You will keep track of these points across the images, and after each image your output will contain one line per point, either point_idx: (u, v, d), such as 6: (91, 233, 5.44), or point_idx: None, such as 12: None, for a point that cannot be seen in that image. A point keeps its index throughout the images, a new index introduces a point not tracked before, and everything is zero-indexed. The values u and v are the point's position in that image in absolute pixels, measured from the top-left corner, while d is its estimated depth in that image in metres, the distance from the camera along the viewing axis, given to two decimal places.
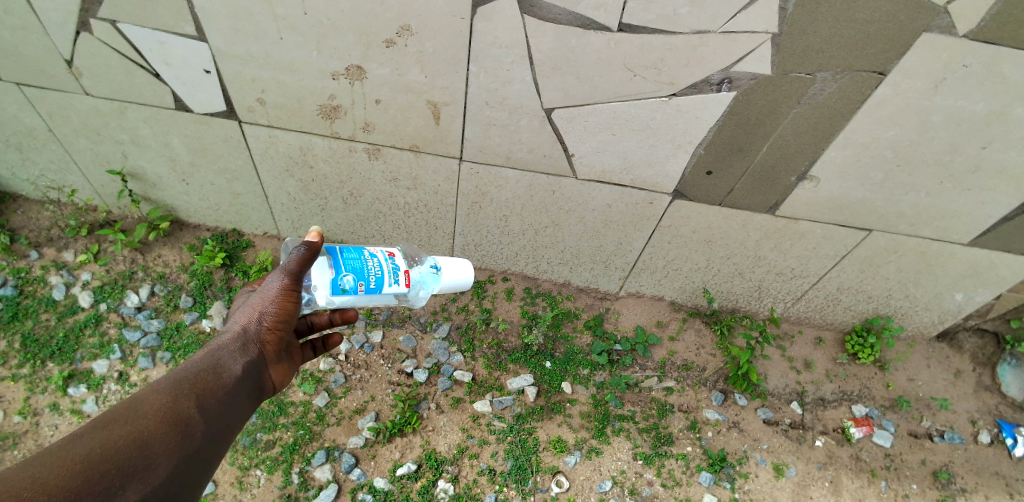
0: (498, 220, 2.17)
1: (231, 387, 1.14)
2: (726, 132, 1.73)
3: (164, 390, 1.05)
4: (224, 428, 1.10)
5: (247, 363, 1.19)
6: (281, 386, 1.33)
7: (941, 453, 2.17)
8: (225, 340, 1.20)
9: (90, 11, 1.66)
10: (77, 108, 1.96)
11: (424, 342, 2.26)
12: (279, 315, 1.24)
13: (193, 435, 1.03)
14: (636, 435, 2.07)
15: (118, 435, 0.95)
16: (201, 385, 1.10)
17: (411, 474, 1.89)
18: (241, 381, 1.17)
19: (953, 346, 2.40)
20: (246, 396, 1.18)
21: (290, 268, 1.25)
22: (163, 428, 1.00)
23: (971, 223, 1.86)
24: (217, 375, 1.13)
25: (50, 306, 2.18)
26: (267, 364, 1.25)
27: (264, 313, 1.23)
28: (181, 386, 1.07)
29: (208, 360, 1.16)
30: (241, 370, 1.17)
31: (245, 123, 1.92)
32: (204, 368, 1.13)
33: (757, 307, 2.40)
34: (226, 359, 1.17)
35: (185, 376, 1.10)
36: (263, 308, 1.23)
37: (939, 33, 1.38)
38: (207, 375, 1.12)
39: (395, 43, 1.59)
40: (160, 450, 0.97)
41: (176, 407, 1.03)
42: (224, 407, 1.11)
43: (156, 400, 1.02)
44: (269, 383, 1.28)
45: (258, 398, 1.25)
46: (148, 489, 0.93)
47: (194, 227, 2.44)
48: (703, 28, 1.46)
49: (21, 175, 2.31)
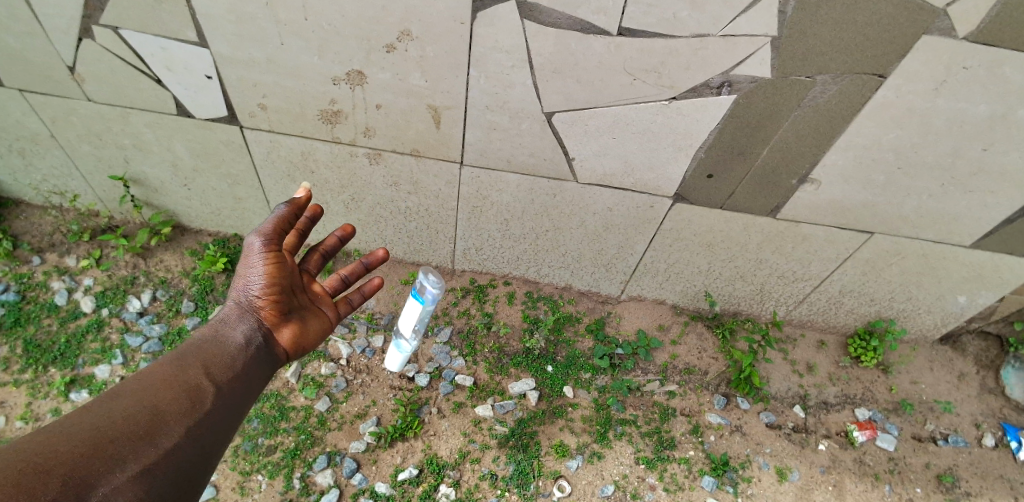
0: (500, 223, 2.16)
1: (235, 355, 1.20)
2: (726, 135, 1.73)
3: (170, 362, 1.12)
4: (235, 396, 1.14)
5: (246, 330, 1.26)
6: (295, 351, 1.37)
7: (945, 456, 2.16)
8: (226, 313, 1.29)
9: (93, 17, 1.67)
10: (79, 114, 1.97)
11: (426, 346, 2.26)
12: (265, 278, 1.29)
13: (203, 401, 1.07)
14: (639, 439, 2.07)
15: (129, 403, 1.00)
16: (205, 356, 1.16)
17: (413, 479, 1.88)
18: (243, 348, 1.23)
19: (956, 348, 2.40)
20: (253, 361, 1.23)
21: (264, 230, 1.29)
22: (172, 395, 1.05)
23: (975, 224, 1.85)
24: (220, 344, 1.21)
25: (52, 311, 2.18)
26: (269, 329, 1.31)
27: (250, 281, 1.29)
28: (186, 358, 1.14)
29: (211, 332, 1.24)
30: (240, 338, 1.24)
31: (247, 128, 1.92)
32: (206, 339, 1.21)
33: (759, 310, 2.39)
34: (226, 329, 1.25)
35: (189, 349, 1.17)
36: (249, 276, 1.29)
37: (939, 36, 1.38)
38: (211, 346, 1.20)
39: (396, 47, 1.60)
40: (171, 416, 1.02)
41: (184, 375, 1.10)
42: (232, 373, 1.17)
43: (165, 370, 1.09)
44: (280, 349, 1.32)
45: (272, 365, 1.30)
46: (161, 454, 0.97)
47: (196, 232, 2.44)
48: (703, 32, 1.47)
49: (24, 181, 2.31)
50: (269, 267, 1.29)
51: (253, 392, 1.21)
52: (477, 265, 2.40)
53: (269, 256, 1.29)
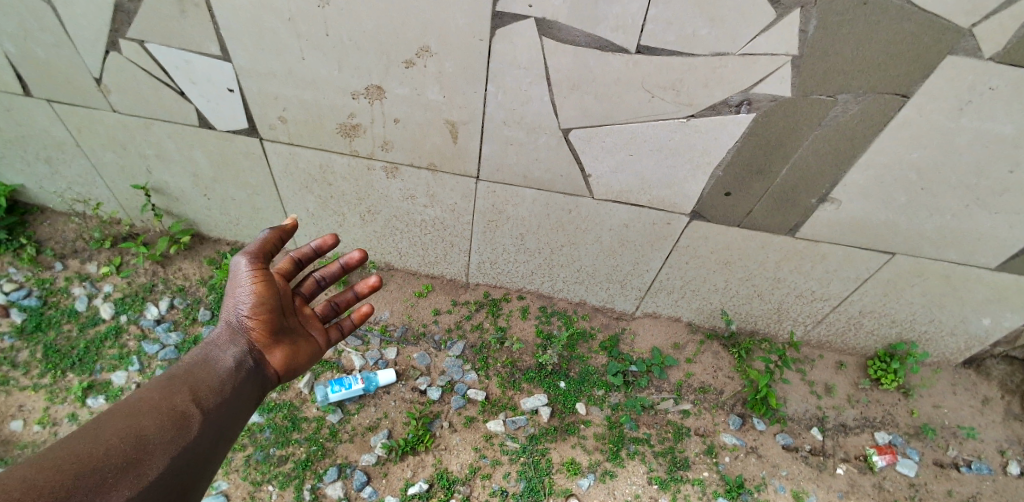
0: (514, 238, 2.16)
1: (224, 378, 1.23)
2: (744, 154, 1.71)
3: (157, 389, 1.14)
4: (222, 418, 1.16)
5: (236, 353, 1.29)
6: (286, 373, 1.40)
7: (968, 483, 2.10)
8: (215, 337, 1.32)
9: (120, 31, 1.71)
10: (105, 124, 2.01)
11: (438, 359, 2.25)
12: (253, 299, 1.34)
13: (190, 425, 1.09)
14: (652, 459, 2.03)
15: (114, 431, 1.02)
16: (194, 379, 1.19)
17: (423, 494, 1.87)
18: (232, 371, 1.25)
19: (980, 372, 2.33)
20: (242, 383, 1.26)
21: (252, 251, 1.35)
22: (159, 420, 1.07)
23: (1000, 247, 1.81)
24: (208, 367, 1.23)
25: (72, 317, 2.21)
26: (259, 351, 1.34)
27: (240, 303, 1.33)
28: (173, 384, 1.16)
29: (200, 356, 1.27)
30: (230, 361, 1.27)
31: (266, 140, 1.95)
32: (195, 363, 1.24)
33: (776, 330, 2.36)
34: (216, 353, 1.28)
35: (177, 374, 1.19)
36: (238, 298, 1.33)
37: (964, 56, 1.36)
38: (200, 370, 1.22)
39: (415, 63, 1.62)
40: (157, 441, 1.04)
41: (171, 401, 1.11)
42: (220, 396, 1.19)
43: (152, 397, 1.11)
44: (270, 370, 1.35)
45: (261, 388, 1.33)
46: (147, 479, 0.98)
47: (214, 241, 2.47)
48: (722, 50, 1.46)
49: (49, 188, 2.37)
50: (257, 288, 1.34)
51: (241, 414, 1.23)
52: (491, 278, 2.40)
53: (256, 277, 1.34)
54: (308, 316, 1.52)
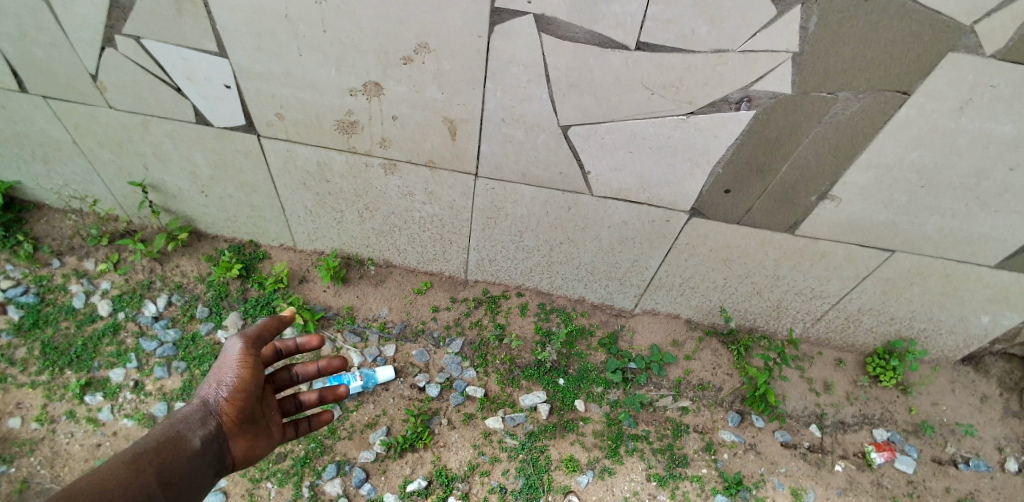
0: (513, 235, 2.15)
1: (188, 463, 1.20)
2: (744, 151, 1.71)
3: (123, 464, 1.09)
4: None
5: (206, 436, 1.27)
6: (239, 465, 1.36)
7: (966, 480, 2.10)
8: (186, 413, 1.29)
9: (116, 28, 1.70)
10: (101, 122, 2.00)
11: (437, 356, 2.25)
12: (238, 382, 1.34)
13: None
14: (650, 456, 2.03)
15: None
16: (162, 459, 1.16)
17: (422, 490, 1.87)
18: (198, 455, 1.23)
19: (979, 369, 2.34)
20: (203, 471, 1.23)
21: (249, 335, 1.40)
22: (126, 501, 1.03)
23: (1000, 245, 1.81)
24: (177, 448, 1.20)
25: (70, 314, 2.20)
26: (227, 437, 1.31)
27: (222, 383, 1.33)
28: (140, 461, 1.12)
29: (167, 433, 1.23)
30: (199, 444, 1.24)
31: (264, 137, 1.94)
32: (163, 441, 1.20)
33: (775, 327, 2.35)
34: (185, 431, 1.24)
35: (145, 451, 1.15)
36: (222, 378, 1.33)
37: (965, 54, 1.36)
38: (167, 449, 1.19)
39: (413, 60, 1.61)
40: None
41: (138, 481, 1.08)
42: (182, 482, 1.16)
43: (120, 472, 1.07)
44: (229, 459, 1.32)
45: (215, 475, 1.29)
46: None
47: (212, 238, 2.47)
48: (723, 48, 1.45)
49: (46, 185, 2.36)
50: (243, 372, 1.35)
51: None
52: (489, 275, 2.39)
53: (246, 359, 1.37)
54: (272, 409, 1.50)
